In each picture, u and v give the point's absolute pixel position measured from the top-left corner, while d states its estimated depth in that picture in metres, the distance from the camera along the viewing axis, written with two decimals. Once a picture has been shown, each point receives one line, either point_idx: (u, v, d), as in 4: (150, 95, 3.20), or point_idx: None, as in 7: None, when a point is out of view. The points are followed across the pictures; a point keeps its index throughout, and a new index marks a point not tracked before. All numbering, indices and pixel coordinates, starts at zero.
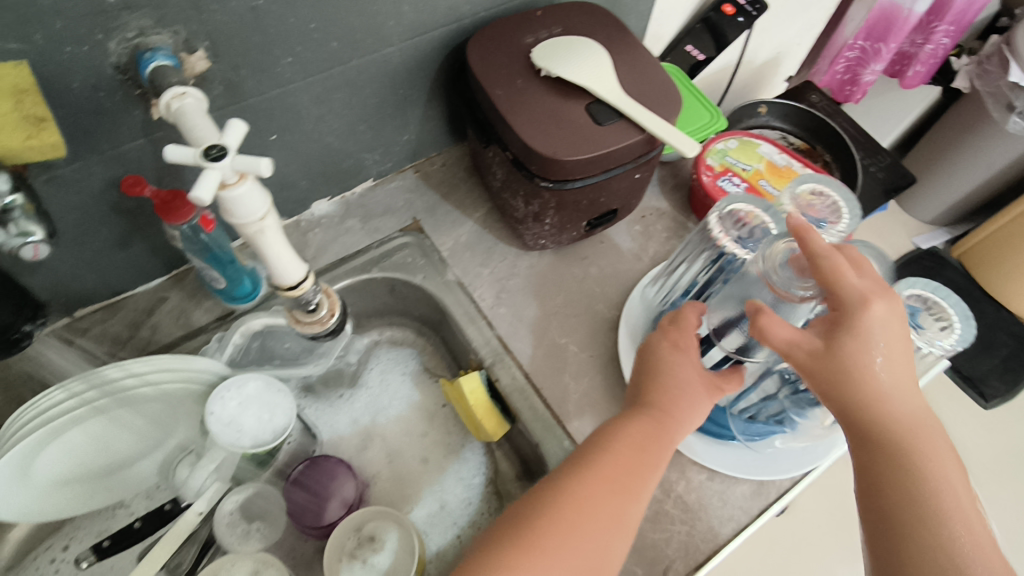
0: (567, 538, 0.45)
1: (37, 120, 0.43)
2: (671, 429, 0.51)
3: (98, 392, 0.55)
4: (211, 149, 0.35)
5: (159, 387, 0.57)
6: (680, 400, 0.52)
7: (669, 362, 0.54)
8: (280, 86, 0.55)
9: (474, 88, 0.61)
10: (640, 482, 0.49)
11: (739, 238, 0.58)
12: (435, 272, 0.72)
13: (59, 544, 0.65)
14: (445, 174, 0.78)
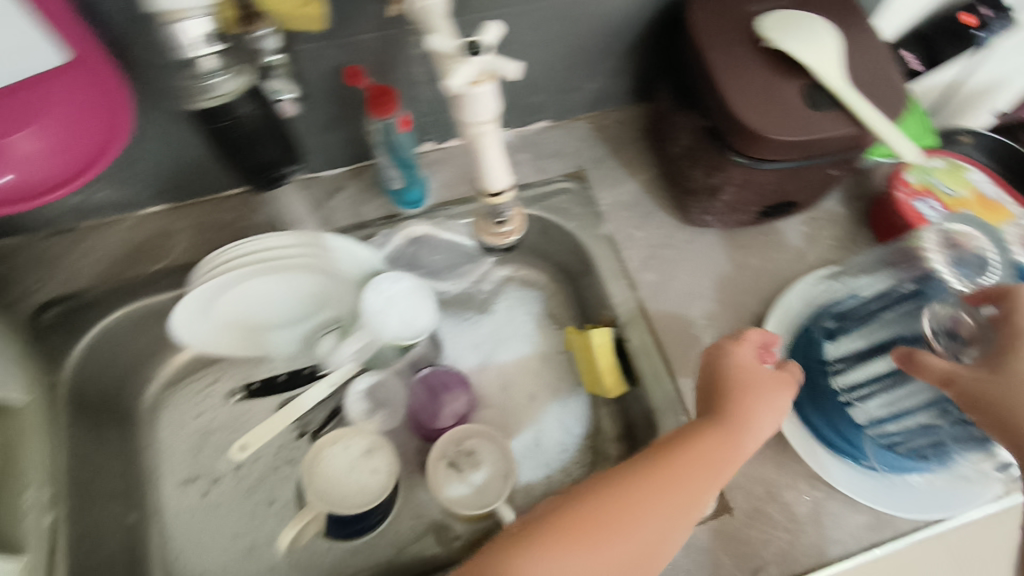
0: (640, 507, 0.45)
1: None
2: (736, 433, 0.50)
3: (291, 248, 0.62)
4: (473, 45, 0.36)
5: (334, 266, 0.65)
6: (748, 405, 0.51)
7: (738, 369, 0.53)
8: (501, 8, 0.57)
9: (684, 47, 0.60)
10: (714, 472, 0.48)
11: (953, 262, 0.55)
12: (588, 223, 0.72)
13: (205, 380, 0.72)
14: (619, 131, 0.78)
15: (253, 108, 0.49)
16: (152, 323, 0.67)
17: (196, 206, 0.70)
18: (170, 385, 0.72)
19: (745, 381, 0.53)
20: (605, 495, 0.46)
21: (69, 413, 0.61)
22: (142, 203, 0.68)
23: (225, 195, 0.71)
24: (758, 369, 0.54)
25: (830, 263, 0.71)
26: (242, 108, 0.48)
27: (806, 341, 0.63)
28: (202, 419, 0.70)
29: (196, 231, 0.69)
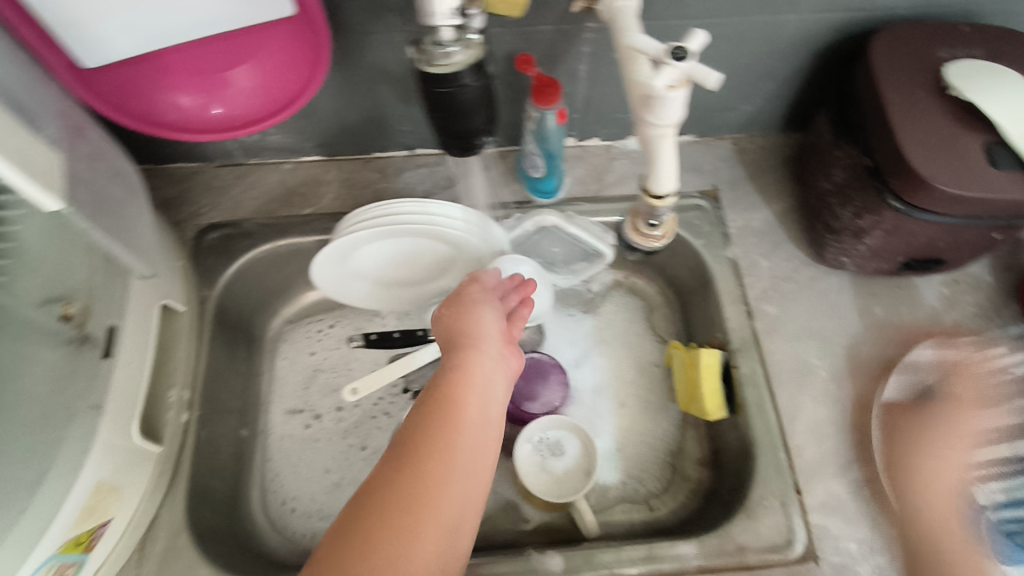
0: (446, 491, 0.44)
1: None
2: (457, 369, 0.51)
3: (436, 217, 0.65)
4: (677, 51, 0.36)
5: (469, 243, 0.68)
6: (460, 344, 0.53)
7: (466, 312, 0.56)
8: (679, 17, 0.58)
9: (859, 83, 0.59)
10: (435, 407, 0.48)
11: None
12: (714, 242, 0.71)
13: (327, 322, 0.78)
14: (760, 157, 0.76)
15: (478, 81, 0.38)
16: (294, 260, 0.73)
17: (345, 162, 0.75)
18: (293, 320, 0.78)
19: (461, 313, 0.56)
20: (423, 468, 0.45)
21: (212, 328, 0.67)
22: (302, 150, 0.73)
23: (372, 157, 0.75)
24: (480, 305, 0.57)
25: (967, 331, 0.67)
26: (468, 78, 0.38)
27: (930, 408, 0.60)
28: (317, 357, 0.76)
29: (343, 184, 0.74)
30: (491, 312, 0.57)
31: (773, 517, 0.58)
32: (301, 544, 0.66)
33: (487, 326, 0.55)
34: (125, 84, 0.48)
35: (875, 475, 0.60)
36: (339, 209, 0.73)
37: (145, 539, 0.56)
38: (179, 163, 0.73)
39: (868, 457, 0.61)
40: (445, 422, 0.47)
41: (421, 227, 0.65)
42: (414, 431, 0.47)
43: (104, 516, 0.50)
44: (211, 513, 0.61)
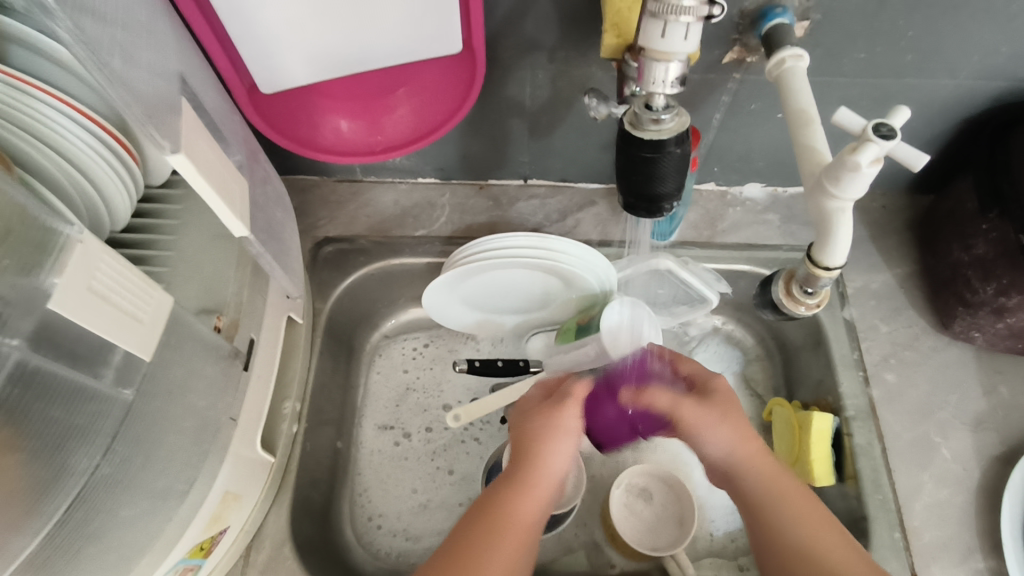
0: None
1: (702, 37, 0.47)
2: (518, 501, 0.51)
3: (544, 255, 0.64)
4: (885, 127, 0.36)
5: (581, 279, 0.67)
6: (536, 469, 0.52)
7: (546, 436, 0.54)
8: (831, 75, 0.57)
9: (1018, 154, 0.57)
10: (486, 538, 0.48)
11: None
12: (831, 302, 0.69)
13: (421, 340, 0.77)
14: (882, 217, 0.74)
15: (681, 153, 0.35)
16: (401, 279, 0.74)
17: (459, 186, 0.75)
18: (389, 335, 0.77)
19: (538, 435, 0.54)
20: None
21: (322, 340, 0.68)
22: (420, 173, 0.74)
23: (486, 184, 0.75)
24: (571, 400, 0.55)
25: None
26: (684, 147, 0.35)
27: None
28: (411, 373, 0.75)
29: (456, 209, 0.74)
30: (566, 448, 0.54)
31: None
32: (386, 563, 0.65)
33: (556, 464, 0.53)
34: (295, 111, 0.51)
35: (995, 566, 0.57)
36: (451, 233, 0.73)
37: (251, 546, 0.57)
38: (301, 174, 0.75)
39: (988, 547, 0.58)
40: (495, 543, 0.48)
41: (533, 259, 0.64)
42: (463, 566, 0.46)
43: (224, 523, 0.50)
44: (310, 525, 0.61)
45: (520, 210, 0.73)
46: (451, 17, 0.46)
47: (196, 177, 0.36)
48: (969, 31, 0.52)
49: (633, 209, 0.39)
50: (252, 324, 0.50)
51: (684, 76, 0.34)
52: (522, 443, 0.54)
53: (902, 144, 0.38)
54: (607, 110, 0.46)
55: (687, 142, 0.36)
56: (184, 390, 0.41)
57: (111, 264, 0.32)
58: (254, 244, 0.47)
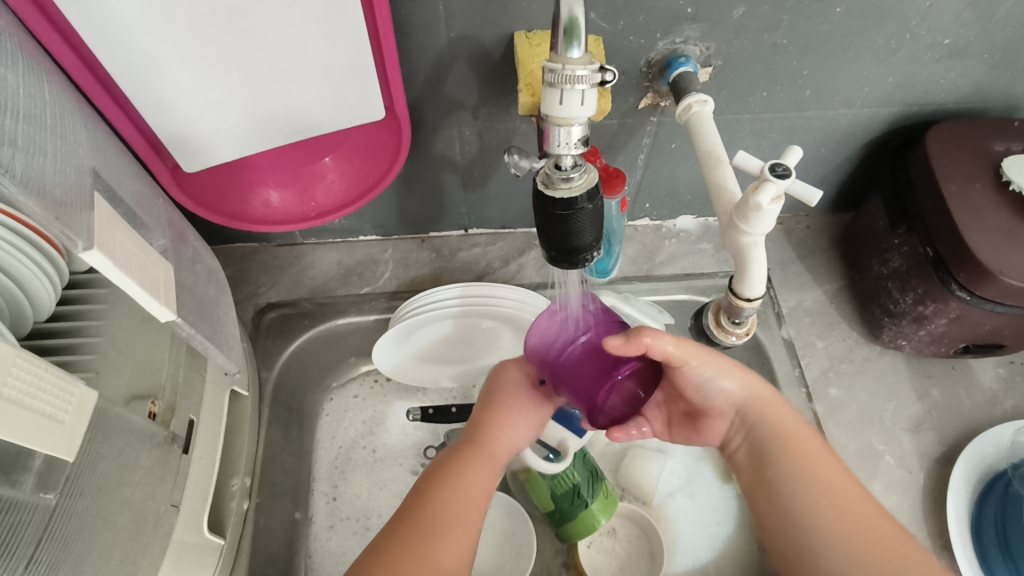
0: None
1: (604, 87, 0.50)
2: (460, 463, 0.50)
3: (474, 299, 0.67)
4: (780, 169, 0.38)
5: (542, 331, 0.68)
6: (500, 421, 0.54)
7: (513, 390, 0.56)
8: (738, 113, 0.60)
9: (916, 173, 0.61)
10: (427, 513, 0.46)
11: None
12: (768, 323, 0.72)
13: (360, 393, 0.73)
14: (807, 237, 0.78)
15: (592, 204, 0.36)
16: (351, 336, 0.73)
17: (401, 241, 0.76)
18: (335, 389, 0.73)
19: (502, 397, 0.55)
20: (406, 548, 0.44)
21: (270, 410, 0.66)
22: (360, 232, 0.74)
23: (427, 237, 0.76)
24: (521, 417, 0.55)
25: None
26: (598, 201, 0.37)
27: (1002, 495, 0.59)
28: (369, 422, 0.72)
29: (399, 263, 0.74)
30: (522, 423, 0.55)
31: None
32: None
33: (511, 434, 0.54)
34: (222, 187, 0.52)
35: (949, 565, 0.59)
36: (395, 289, 0.73)
37: None
38: (239, 243, 0.74)
39: (940, 549, 0.60)
40: (446, 507, 0.47)
41: (494, 301, 0.67)
42: (410, 523, 0.46)
43: None
44: None
45: (462, 259, 0.74)
46: (369, 85, 0.48)
47: (111, 271, 0.36)
48: (855, 66, 0.57)
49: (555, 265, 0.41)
50: (190, 406, 0.49)
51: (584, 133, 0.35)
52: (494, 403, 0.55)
53: (800, 182, 0.40)
54: (529, 163, 0.48)
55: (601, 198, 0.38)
56: (117, 484, 0.40)
57: (24, 365, 0.31)
58: (185, 324, 0.46)
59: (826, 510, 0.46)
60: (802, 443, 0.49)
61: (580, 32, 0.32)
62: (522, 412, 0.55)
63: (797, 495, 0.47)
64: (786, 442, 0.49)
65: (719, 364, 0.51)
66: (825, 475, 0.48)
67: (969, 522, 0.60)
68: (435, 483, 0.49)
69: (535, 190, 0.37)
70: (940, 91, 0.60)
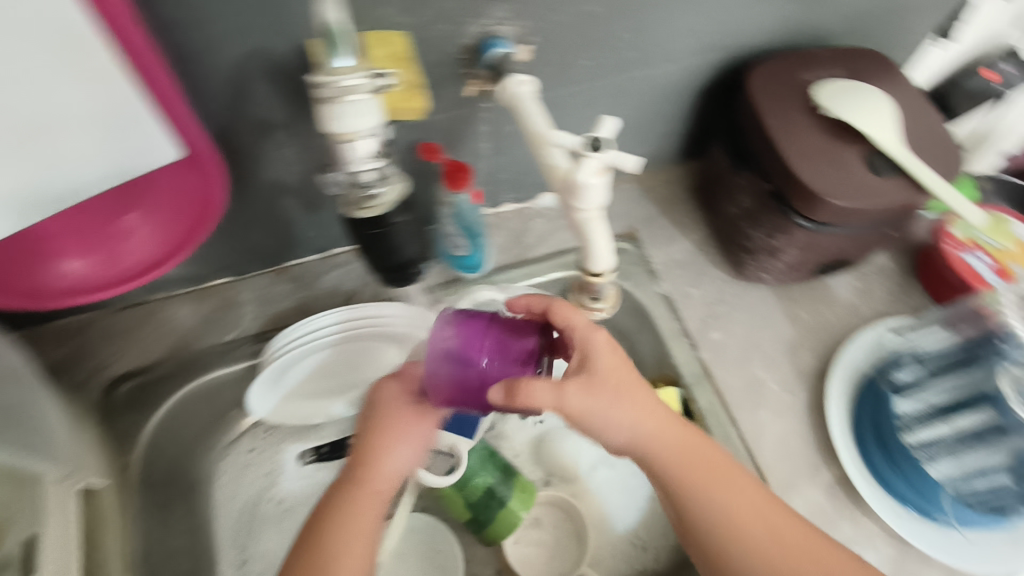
0: None
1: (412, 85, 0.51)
2: (342, 505, 0.49)
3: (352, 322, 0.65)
4: (594, 143, 0.37)
5: (409, 328, 0.66)
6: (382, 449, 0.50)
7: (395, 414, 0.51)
8: (568, 85, 0.60)
9: (743, 114, 0.63)
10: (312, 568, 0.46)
11: None
12: (644, 283, 0.73)
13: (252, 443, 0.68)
14: (666, 190, 0.80)
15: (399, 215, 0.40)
16: (224, 389, 0.66)
17: (257, 277, 0.70)
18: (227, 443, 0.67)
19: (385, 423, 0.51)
20: None
21: (144, 494, 0.60)
22: (208, 276, 0.68)
23: (285, 266, 0.71)
24: (405, 442, 0.51)
25: (884, 317, 0.72)
26: (399, 215, 0.41)
27: (873, 398, 0.63)
28: (271, 475, 0.68)
29: (260, 301, 0.69)
30: (405, 448, 0.51)
31: None
32: None
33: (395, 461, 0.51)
34: (10, 269, 0.45)
35: (842, 472, 0.63)
36: (262, 328, 0.68)
37: None
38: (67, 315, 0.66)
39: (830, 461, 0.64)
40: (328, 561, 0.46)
41: (347, 316, 0.65)
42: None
43: None
44: None
45: (328, 283, 0.70)
46: (151, 126, 0.42)
47: None
48: (668, 21, 0.57)
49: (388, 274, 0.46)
50: None
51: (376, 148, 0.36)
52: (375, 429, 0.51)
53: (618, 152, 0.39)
54: None
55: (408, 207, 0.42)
56: None
57: None
58: None
59: (741, 534, 0.50)
60: (699, 461, 0.50)
61: (339, 46, 0.33)
62: (405, 436, 0.51)
63: (710, 519, 0.50)
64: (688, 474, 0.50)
65: (614, 413, 0.47)
66: (711, 501, 0.50)
67: (851, 429, 0.64)
68: (318, 531, 0.48)
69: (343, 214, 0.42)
70: (752, 33, 0.62)
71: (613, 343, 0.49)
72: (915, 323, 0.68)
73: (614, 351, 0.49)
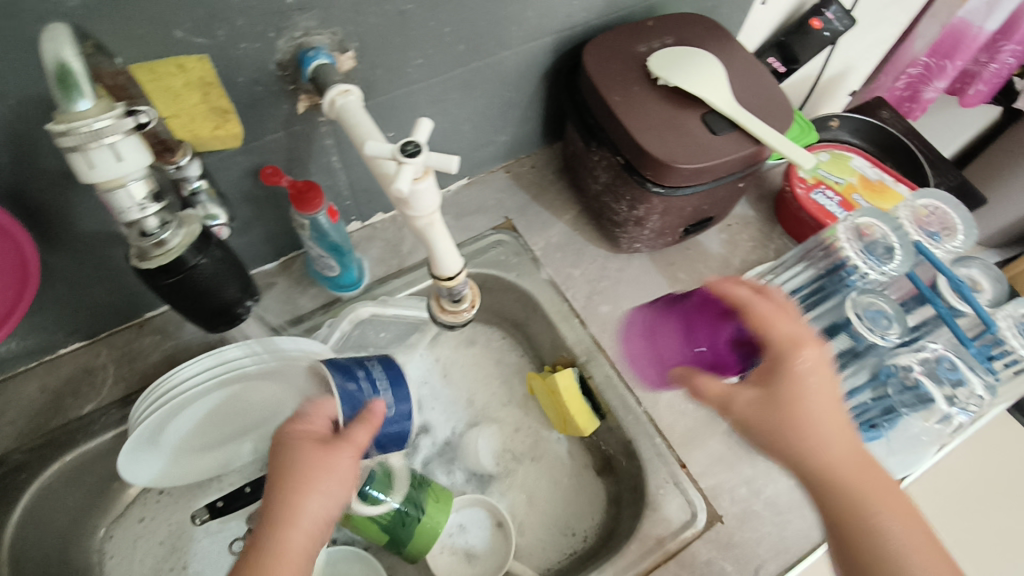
0: None
1: (223, 112, 0.48)
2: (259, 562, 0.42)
3: (226, 368, 0.55)
4: (409, 146, 0.36)
5: (263, 363, 0.56)
6: (303, 489, 0.45)
7: (313, 453, 0.46)
8: (406, 86, 0.58)
9: (586, 91, 0.64)
10: None
11: None
12: (526, 270, 0.73)
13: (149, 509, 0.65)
14: (535, 176, 0.80)
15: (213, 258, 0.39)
16: (95, 465, 0.61)
17: (116, 335, 0.65)
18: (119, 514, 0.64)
19: (302, 462, 0.45)
20: None
21: None
22: (58, 345, 0.62)
23: (146, 319, 0.66)
24: (328, 481, 0.45)
25: (753, 264, 0.76)
26: (196, 258, 0.38)
27: None
28: (168, 542, 0.64)
29: (122, 361, 0.64)
30: (327, 486, 0.45)
31: (674, 500, 0.60)
32: None
33: (314, 505, 0.45)
34: None
35: None
36: (126, 392, 0.63)
37: None
38: None
39: None
40: None
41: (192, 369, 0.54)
42: None
43: None
44: None
45: (195, 328, 0.66)
46: None
47: None
48: (493, 9, 0.56)
49: (210, 325, 0.42)
50: None
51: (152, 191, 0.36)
52: (295, 470, 0.45)
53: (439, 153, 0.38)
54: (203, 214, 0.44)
55: (209, 247, 0.39)
56: None
57: None
58: None
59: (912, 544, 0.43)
60: (875, 473, 0.45)
61: (78, 84, 0.31)
62: (328, 477, 0.45)
63: (895, 538, 0.43)
64: (868, 484, 0.44)
65: (812, 409, 0.45)
66: (845, 498, 0.44)
67: None
68: None
69: (132, 266, 0.39)
70: (581, 11, 0.63)
71: (824, 351, 0.47)
72: (774, 266, 0.71)
73: (829, 370, 0.46)
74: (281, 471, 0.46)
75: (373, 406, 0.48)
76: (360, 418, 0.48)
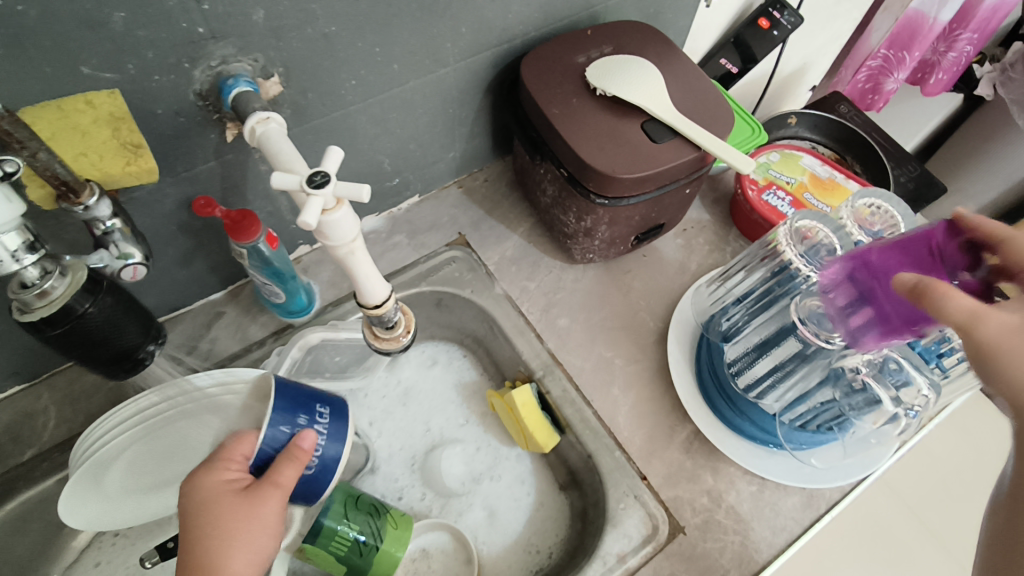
0: None
1: (134, 148, 0.47)
2: None
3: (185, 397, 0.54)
4: (316, 177, 0.35)
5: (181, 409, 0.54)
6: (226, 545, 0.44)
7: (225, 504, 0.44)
8: (342, 108, 0.57)
9: (527, 104, 0.63)
10: None
11: None
12: (482, 285, 0.73)
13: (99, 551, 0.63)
14: (488, 190, 0.79)
15: (103, 302, 0.38)
16: (39, 512, 0.59)
17: (58, 376, 0.63)
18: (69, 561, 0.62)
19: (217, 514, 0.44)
20: None
21: None
22: None
23: None
24: (253, 527, 0.44)
25: (710, 268, 0.76)
26: (84, 305, 0.37)
27: (707, 351, 0.67)
28: None
29: (64, 402, 0.62)
30: (254, 530, 0.44)
31: (634, 514, 0.60)
32: None
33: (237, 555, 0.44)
34: None
35: (695, 428, 0.65)
36: (69, 434, 0.61)
37: None
38: None
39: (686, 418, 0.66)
40: None
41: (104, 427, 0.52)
42: None
43: None
44: None
45: None
46: None
47: None
48: (425, 26, 0.55)
49: (113, 373, 0.41)
50: None
51: (25, 243, 0.36)
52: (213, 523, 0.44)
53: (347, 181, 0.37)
54: (114, 257, 0.43)
55: (100, 293, 0.38)
56: None
57: None
58: None
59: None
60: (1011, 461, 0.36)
61: None
62: (248, 525, 0.44)
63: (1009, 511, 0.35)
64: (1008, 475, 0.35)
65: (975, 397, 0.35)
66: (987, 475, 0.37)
67: (695, 384, 0.67)
68: None
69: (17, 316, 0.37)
70: (518, 23, 0.62)
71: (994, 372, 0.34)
72: (720, 274, 0.71)
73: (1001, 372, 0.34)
74: (194, 519, 0.44)
75: (305, 436, 0.45)
76: (289, 454, 0.45)
